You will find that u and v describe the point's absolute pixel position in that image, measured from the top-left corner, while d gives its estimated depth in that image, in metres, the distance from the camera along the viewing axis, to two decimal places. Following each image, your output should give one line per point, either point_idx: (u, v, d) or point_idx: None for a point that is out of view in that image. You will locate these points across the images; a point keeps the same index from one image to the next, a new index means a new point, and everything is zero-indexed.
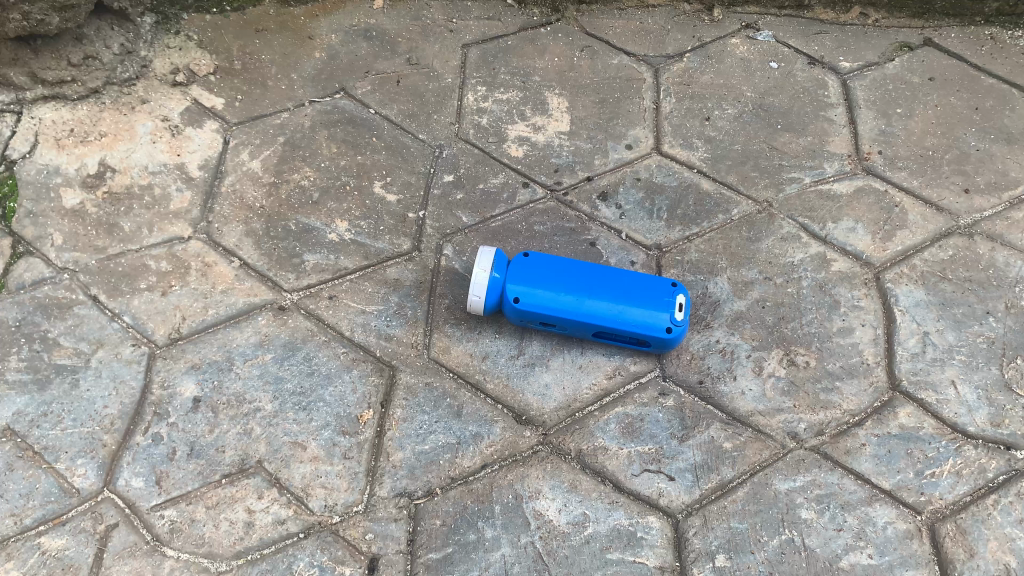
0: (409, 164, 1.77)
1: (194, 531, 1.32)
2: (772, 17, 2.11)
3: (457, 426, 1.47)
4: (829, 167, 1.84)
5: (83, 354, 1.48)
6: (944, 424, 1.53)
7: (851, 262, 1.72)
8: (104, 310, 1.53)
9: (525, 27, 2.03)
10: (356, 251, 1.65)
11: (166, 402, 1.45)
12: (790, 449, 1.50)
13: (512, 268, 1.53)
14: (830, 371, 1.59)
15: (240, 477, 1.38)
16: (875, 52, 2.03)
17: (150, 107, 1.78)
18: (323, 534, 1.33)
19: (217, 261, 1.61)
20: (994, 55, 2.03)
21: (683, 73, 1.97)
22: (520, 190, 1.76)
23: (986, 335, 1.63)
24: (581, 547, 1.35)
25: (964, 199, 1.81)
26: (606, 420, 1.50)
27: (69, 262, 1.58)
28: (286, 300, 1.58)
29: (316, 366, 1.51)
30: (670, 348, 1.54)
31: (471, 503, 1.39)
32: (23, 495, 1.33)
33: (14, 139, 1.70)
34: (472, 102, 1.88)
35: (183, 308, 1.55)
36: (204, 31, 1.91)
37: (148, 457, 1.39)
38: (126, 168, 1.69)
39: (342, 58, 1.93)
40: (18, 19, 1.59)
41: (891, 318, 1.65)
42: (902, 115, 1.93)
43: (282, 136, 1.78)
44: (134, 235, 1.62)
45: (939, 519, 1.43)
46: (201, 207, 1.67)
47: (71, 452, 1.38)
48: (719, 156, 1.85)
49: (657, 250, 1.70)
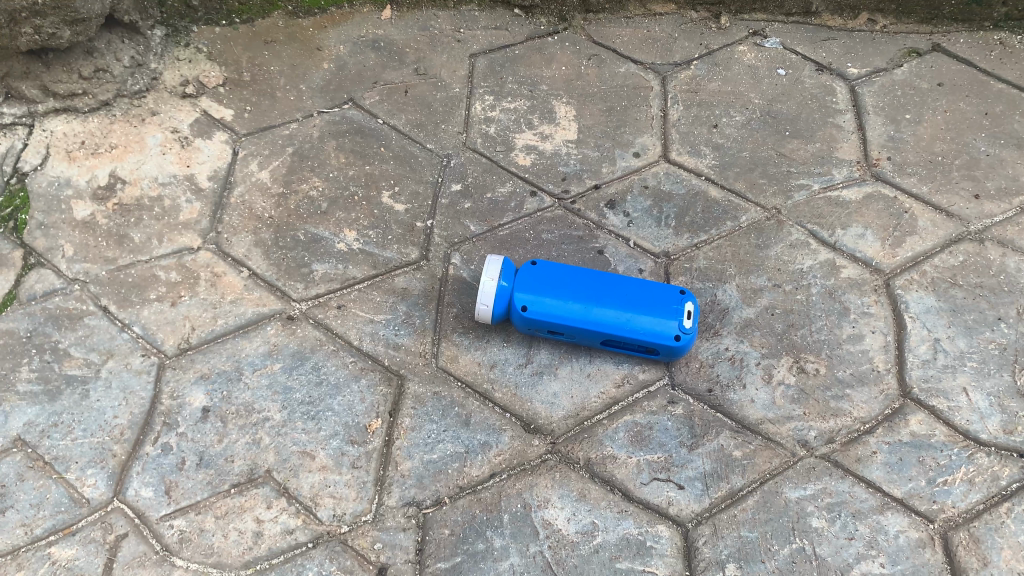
0: (417, 174, 1.78)
1: (203, 540, 1.33)
2: (780, 24, 2.10)
3: (466, 435, 1.47)
4: (837, 173, 1.84)
5: (93, 365, 1.49)
6: (956, 431, 1.52)
7: (861, 268, 1.71)
8: (114, 320, 1.54)
9: (532, 36, 2.04)
10: (364, 260, 1.65)
11: (175, 412, 1.45)
12: (800, 457, 1.49)
13: (519, 276, 1.53)
14: (840, 378, 1.58)
15: (249, 487, 1.38)
16: (883, 58, 2.03)
17: (160, 119, 1.79)
18: (331, 544, 1.33)
19: (226, 272, 1.62)
20: (1003, 60, 2.02)
21: (690, 80, 1.97)
22: (528, 199, 1.76)
23: (998, 342, 1.62)
24: (590, 556, 1.35)
25: (974, 205, 1.80)
26: (614, 428, 1.50)
27: (79, 273, 1.59)
28: (295, 310, 1.59)
29: (325, 376, 1.51)
30: (678, 356, 1.54)
31: (479, 512, 1.38)
32: (34, 505, 1.34)
33: (26, 152, 1.71)
34: (479, 111, 1.89)
35: (192, 318, 1.56)
36: (213, 43, 1.93)
37: (157, 466, 1.40)
38: (136, 180, 1.71)
39: (350, 68, 1.94)
40: (30, 32, 1.61)
41: (901, 325, 1.65)
42: (911, 121, 1.92)
43: (291, 147, 1.79)
44: (144, 246, 1.63)
45: (952, 528, 1.41)
46: (210, 218, 1.68)
47: (82, 462, 1.39)
48: (727, 163, 1.85)
49: (665, 257, 1.69)
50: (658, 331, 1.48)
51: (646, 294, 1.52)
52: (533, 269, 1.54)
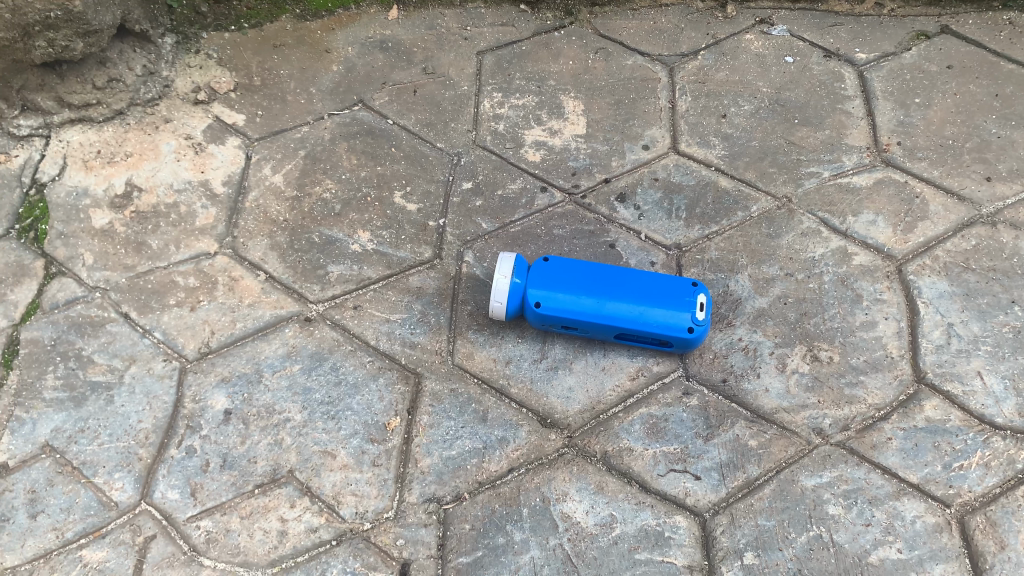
0: (429, 174, 1.79)
1: (229, 541, 1.35)
2: (786, 11, 2.10)
3: (483, 431, 1.49)
4: (847, 160, 1.84)
5: (116, 371, 1.52)
6: (971, 415, 1.53)
7: (872, 255, 1.72)
8: (135, 326, 1.57)
9: (539, 32, 2.05)
10: (379, 261, 1.67)
11: (197, 415, 1.48)
12: (815, 445, 1.50)
13: (532, 273, 1.55)
14: (854, 366, 1.59)
15: (272, 487, 1.41)
16: (892, 42, 2.02)
17: (174, 126, 1.82)
18: (355, 541, 1.36)
19: (244, 276, 1.65)
20: (1013, 40, 2.01)
21: (698, 71, 1.98)
22: (539, 195, 1.77)
23: (1012, 325, 1.62)
24: (609, 548, 1.37)
25: (986, 188, 1.79)
26: (630, 420, 1.52)
27: (100, 280, 1.62)
28: (312, 311, 1.61)
29: (343, 376, 1.54)
30: (692, 347, 1.55)
31: (498, 507, 1.41)
32: (64, 509, 1.37)
33: (44, 162, 1.74)
34: (488, 109, 1.90)
35: (212, 322, 1.59)
36: (223, 49, 1.95)
37: (182, 469, 1.43)
38: (152, 187, 1.73)
39: (359, 70, 1.95)
40: (44, 45, 1.63)
41: (914, 310, 1.65)
42: (921, 105, 1.92)
43: (303, 150, 1.81)
44: (162, 252, 1.66)
45: (969, 512, 1.42)
46: (226, 222, 1.70)
47: (109, 466, 1.42)
48: (737, 153, 1.85)
49: (677, 249, 1.71)
50: (671, 323, 1.49)
51: (658, 287, 1.53)
52: (545, 265, 1.55)
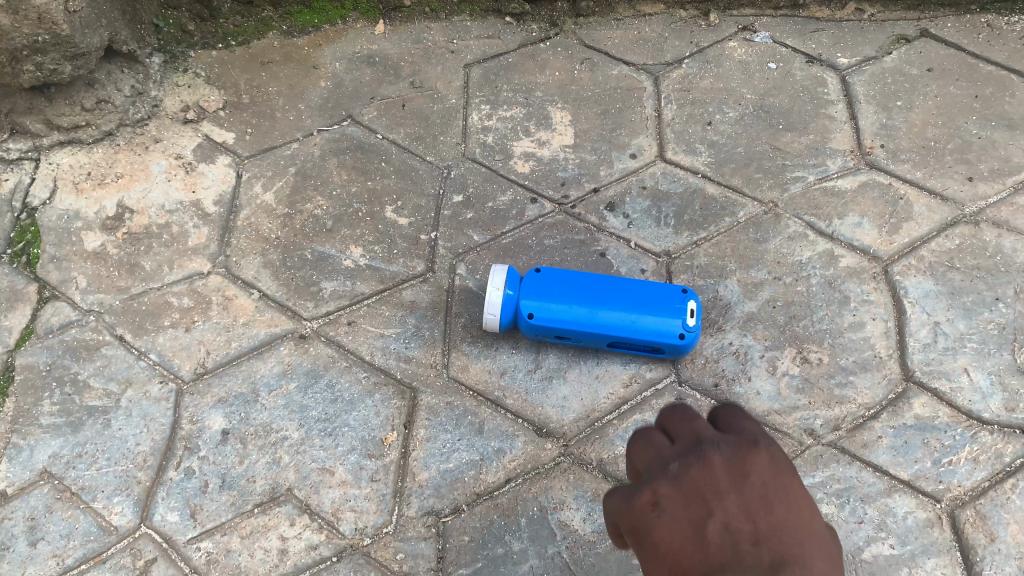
0: (419, 187, 1.80)
1: (230, 561, 1.37)
2: (768, 18, 2.12)
3: (480, 443, 1.50)
4: (832, 163, 1.86)
5: (113, 395, 1.53)
6: (959, 412, 1.55)
7: (859, 256, 1.74)
8: (130, 349, 1.58)
9: (525, 43, 2.06)
10: (372, 275, 1.68)
11: (195, 436, 1.49)
12: (807, 446, 1.52)
13: (524, 283, 1.56)
14: (844, 367, 1.61)
15: (272, 505, 1.42)
16: (873, 46, 2.05)
17: (163, 146, 1.82)
18: (355, 557, 1.37)
19: (237, 294, 1.65)
20: (991, 42, 2.05)
21: (683, 79, 1.99)
22: (529, 206, 1.79)
23: (996, 322, 1.65)
24: (608, 555, 1.38)
25: (968, 188, 1.82)
26: (625, 428, 1.52)
27: (93, 304, 1.62)
28: (306, 328, 1.62)
29: (339, 393, 1.55)
30: (683, 353, 1.57)
31: (497, 517, 1.42)
32: (64, 535, 1.38)
33: (34, 186, 1.74)
34: (477, 121, 1.91)
35: (207, 342, 1.59)
36: (211, 67, 1.95)
37: (182, 490, 1.43)
38: (143, 208, 1.74)
39: (347, 85, 1.96)
40: (32, 69, 1.64)
41: (901, 310, 1.67)
42: (902, 107, 1.94)
43: (293, 167, 1.82)
44: (155, 273, 1.67)
45: (958, 506, 1.45)
46: (218, 242, 1.71)
47: (107, 490, 1.43)
48: (723, 160, 1.87)
49: (667, 256, 1.72)
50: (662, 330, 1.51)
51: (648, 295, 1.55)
52: (536, 275, 1.57)
